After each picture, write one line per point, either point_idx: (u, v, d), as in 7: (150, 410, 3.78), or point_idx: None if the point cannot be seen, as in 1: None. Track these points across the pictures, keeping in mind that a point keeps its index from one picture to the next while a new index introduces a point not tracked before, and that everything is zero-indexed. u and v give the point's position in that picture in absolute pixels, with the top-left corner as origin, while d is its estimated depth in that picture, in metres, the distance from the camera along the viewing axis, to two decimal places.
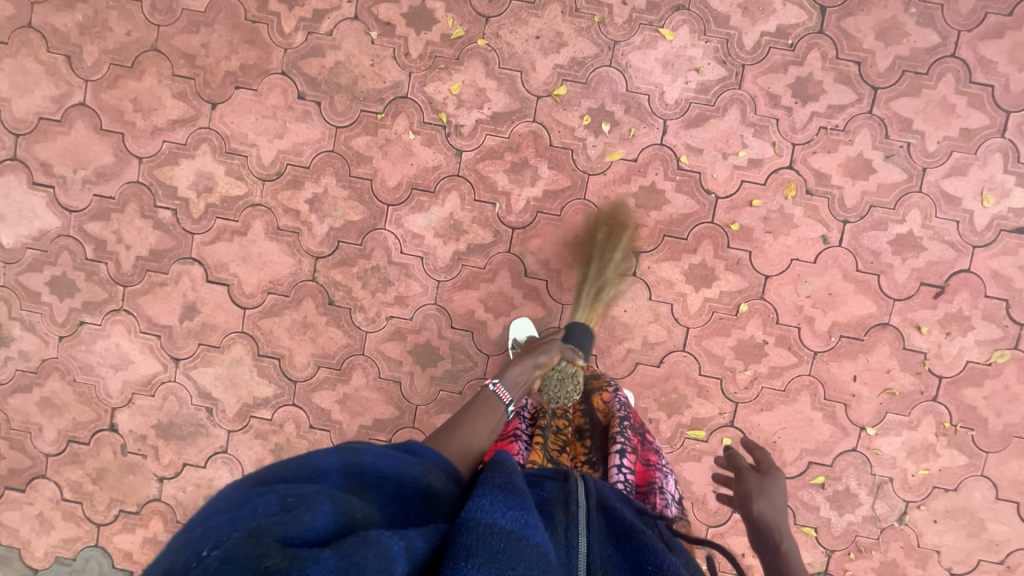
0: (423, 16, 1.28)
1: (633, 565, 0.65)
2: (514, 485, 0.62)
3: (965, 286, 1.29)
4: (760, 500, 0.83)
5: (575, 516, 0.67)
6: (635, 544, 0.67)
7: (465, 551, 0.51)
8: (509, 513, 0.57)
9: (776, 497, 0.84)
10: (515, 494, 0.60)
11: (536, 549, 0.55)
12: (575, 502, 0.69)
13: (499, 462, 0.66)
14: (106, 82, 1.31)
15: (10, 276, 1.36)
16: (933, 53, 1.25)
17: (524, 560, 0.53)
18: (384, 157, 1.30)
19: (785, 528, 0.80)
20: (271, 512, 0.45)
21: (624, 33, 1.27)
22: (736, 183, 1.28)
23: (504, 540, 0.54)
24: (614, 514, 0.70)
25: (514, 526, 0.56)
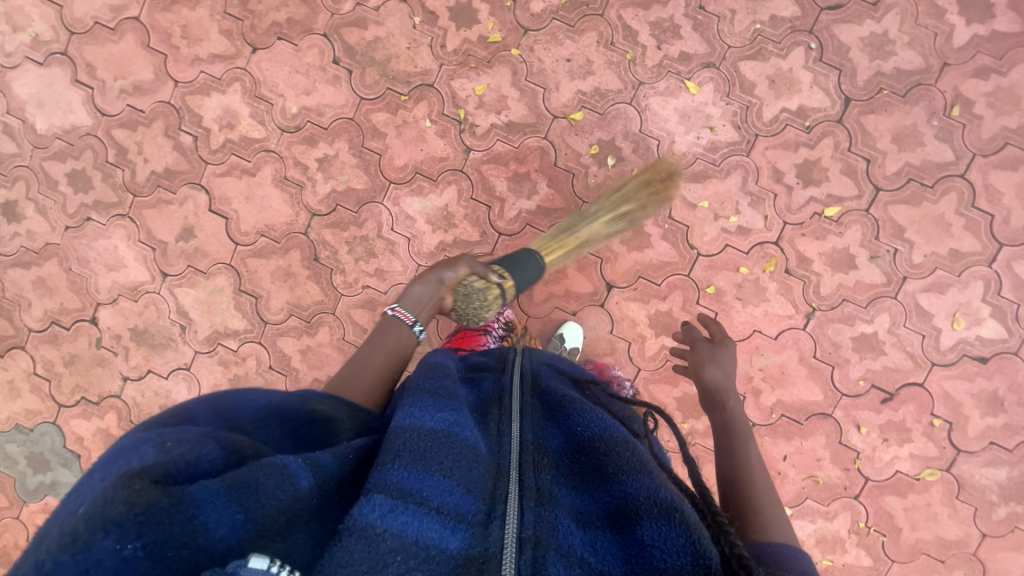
0: (466, 13, 1.33)
1: (566, 432, 0.70)
2: (445, 394, 0.71)
3: (913, 399, 1.31)
4: (712, 364, 1.01)
5: (511, 408, 0.75)
6: (568, 416, 0.72)
7: (393, 454, 0.58)
8: (438, 417, 0.65)
9: (725, 363, 1.01)
10: (444, 401, 0.69)
11: (463, 443, 0.63)
12: (508, 398, 0.77)
13: (430, 373, 0.76)
14: (162, 4, 1.38)
15: (36, 160, 1.46)
16: (942, 169, 1.27)
17: (452, 455, 0.60)
18: (397, 137, 1.36)
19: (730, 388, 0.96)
20: (147, 458, 0.49)
21: (650, 76, 1.31)
22: (720, 245, 1.32)
23: (433, 440, 0.61)
24: (550, 397, 0.77)
25: (442, 426, 0.64)
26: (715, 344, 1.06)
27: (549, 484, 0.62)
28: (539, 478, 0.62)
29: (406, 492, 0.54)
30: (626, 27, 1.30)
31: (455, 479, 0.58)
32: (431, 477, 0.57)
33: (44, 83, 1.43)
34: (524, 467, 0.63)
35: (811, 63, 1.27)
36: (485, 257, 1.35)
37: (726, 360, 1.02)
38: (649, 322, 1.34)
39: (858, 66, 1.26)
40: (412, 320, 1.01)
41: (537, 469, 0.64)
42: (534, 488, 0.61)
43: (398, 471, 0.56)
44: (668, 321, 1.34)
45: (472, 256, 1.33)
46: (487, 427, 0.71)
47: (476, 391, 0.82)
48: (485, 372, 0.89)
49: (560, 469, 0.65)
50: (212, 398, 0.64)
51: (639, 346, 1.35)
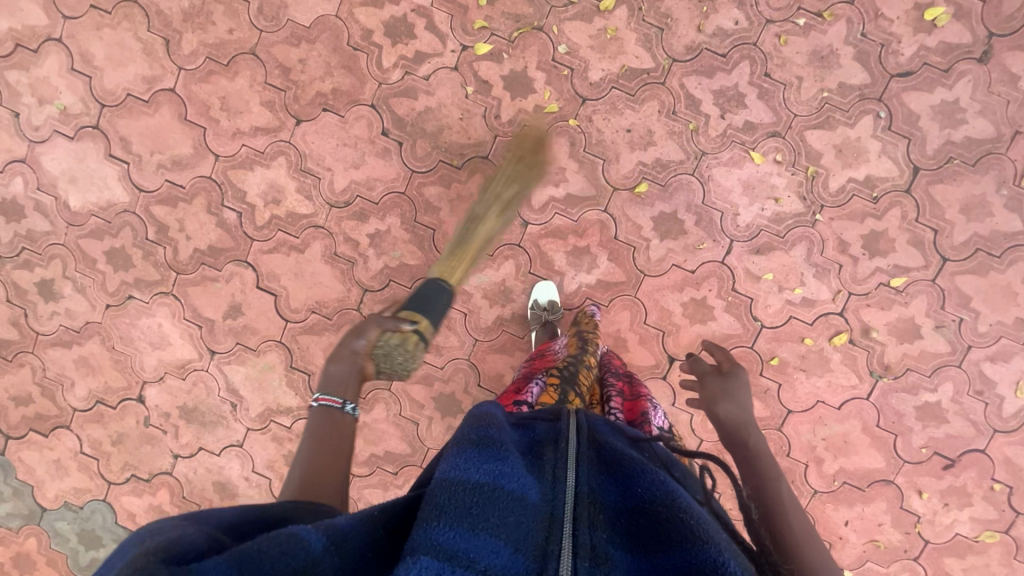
0: (521, 82, 1.28)
1: (624, 488, 0.59)
2: (490, 436, 0.60)
3: (975, 465, 1.32)
4: (726, 399, 0.93)
5: (564, 450, 0.64)
6: (629, 471, 0.60)
7: (437, 510, 0.50)
8: (482, 466, 0.55)
9: (739, 395, 0.94)
10: (490, 447, 0.58)
11: (511, 499, 0.53)
12: (564, 439, 0.65)
13: (479, 418, 0.64)
14: (199, 74, 1.32)
15: (71, 237, 1.40)
16: (1011, 239, 1.25)
17: (499, 512, 0.52)
18: (451, 211, 1.33)
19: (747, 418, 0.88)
20: (134, 548, 0.45)
21: (714, 146, 1.27)
22: (784, 317, 1.31)
23: (478, 495, 0.52)
24: (606, 443, 0.66)
25: (488, 479, 0.54)
26: (725, 377, 1.00)
27: (604, 544, 0.53)
28: (594, 536, 0.53)
29: (451, 553, 0.46)
30: (689, 96, 1.26)
31: (503, 539, 0.50)
32: (477, 538, 0.49)
33: (75, 158, 1.37)
34: (576, 522, 0.54)
35: (880, 131, 1.24)
36: (545, 308, 1.31)
37: (740, 395, 0.94)
38: None
39: (927, 134, 1.23)
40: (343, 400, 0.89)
41: (592, 525, 0.55)
42: (588, 546, 0.52)
43: (443, 532, 0.48)
44: None
45: (537, 301, 1.32)
46: (538, 470, 0.61)
47: (526, 430, 0.70)
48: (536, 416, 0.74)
49: (615, 531, 0.56)
50: (207, 505, 0.54)
51: (701, 418, 1.35)
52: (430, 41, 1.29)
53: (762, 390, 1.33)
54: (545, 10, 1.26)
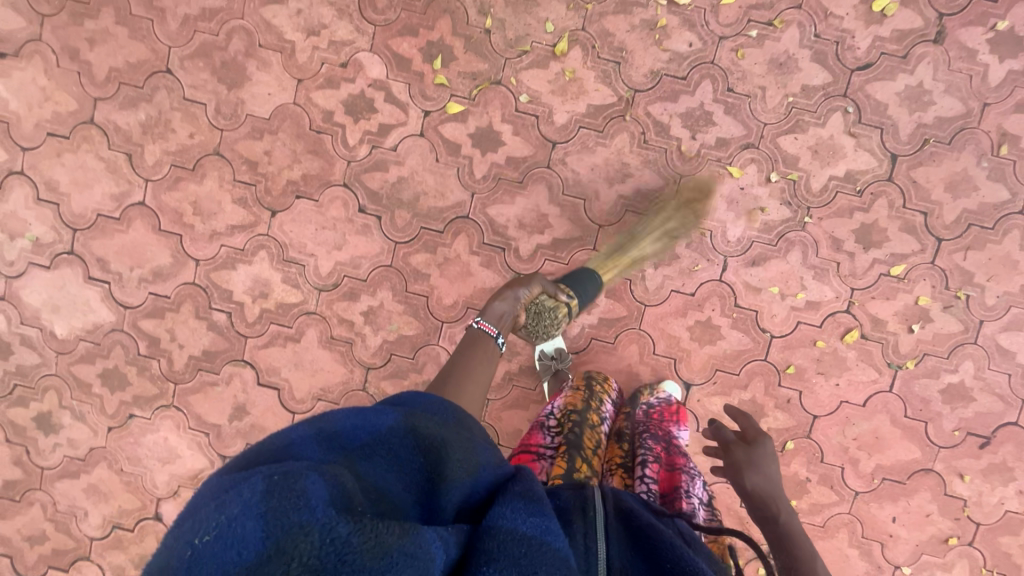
0: (489, 137, 1.27)
1: (654, 565, 0.60)
2: (530, 485, 0.56)
3: (1010, 438, 1.30)
4: (752, 471, 0.89)
5: (594, 520, 0.63)
6: (657, 546, 0.61)
7: (487, 556, 0.46)
8: (529, 519, 0.51)
9: (767, 470, 0.90)
10: (534, 499, 0.54)
11: (557, 555, 0.50)
12: (593, 509, 0.64)
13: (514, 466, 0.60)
14: (166, 183, 1.31)
15: (63, 366, 1.37)
16: (1000, 209, 1.25)
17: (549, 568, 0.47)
18: (441, 275, 1.31)
19: (779, 497, 0.86)
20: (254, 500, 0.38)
21: (690, 168, 1.27)
22: (792, 323, 1.29)
23: (527, 548, 0.48)
24: (633, 513, 0.65)
25: (535, 531, 0.50)
26: (751, 445, 0.94)
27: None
28: None
29: None
30: (656, 123, 1.26)
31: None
32: None
33: (55, 286, 1.35)
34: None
35: (851, 126, 1.24)
36: (553, 357, 1.28)
37: (769, 470, 0.90)
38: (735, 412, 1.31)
39: (898, 121, 1.23)
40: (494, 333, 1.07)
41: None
42: None
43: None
44: (754, 408, 1.31)
45: (543, 351, 1.28)
46: (569, 532, 0.59)
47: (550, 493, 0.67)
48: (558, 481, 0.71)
49: None
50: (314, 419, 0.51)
51: None
52: (392, 111, 1.28)
53: (783, 400, 1.31)
54: (500, 63, 1.25)
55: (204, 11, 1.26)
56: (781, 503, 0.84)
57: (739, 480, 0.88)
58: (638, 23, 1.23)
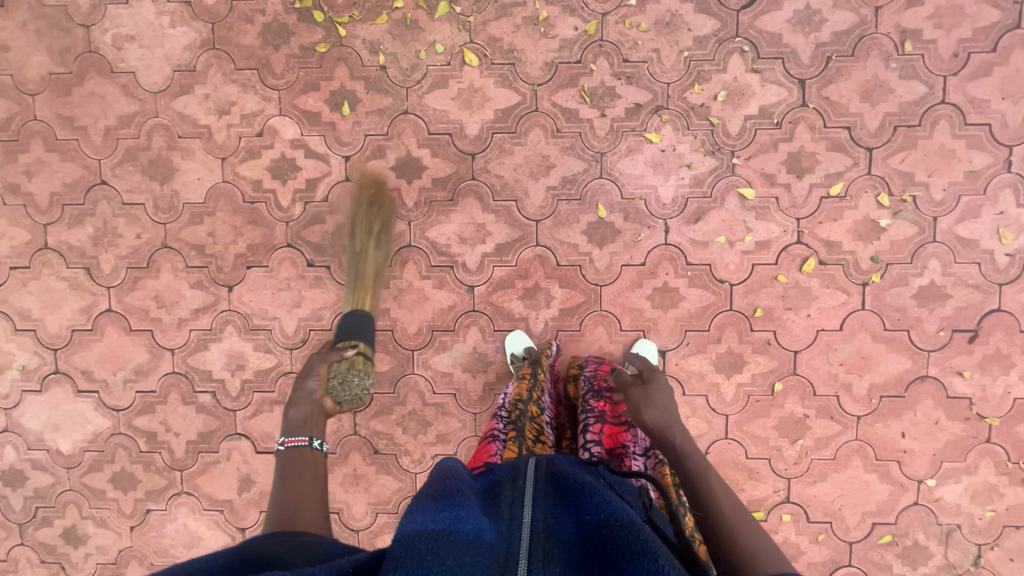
0: (411, 165, 1.31)
1: (577, 518, 0.63)
2: (447, 488, 0.64)
3: (999, 325, 1.27)
4: (648, 405, 0.95)
5: (522, 487, 0.67)
6: (578, 498, 0.65)
7: (393, 561, 0.53)
8: (438, 515, 0.59)
9: (661, 401, 0.97)
10: (448, 497, 0.63)
11: (467, 538, 0.58)
12: (522, 478, 0.69)
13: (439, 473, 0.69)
14: (126, 285, 1.37)
15: (75, 479, 1.43)
16: (922, 104, 1.24)
17: (453, 552, 0.55)
18: (400, 306, 1.34)
19: (674, 424, 0.92)
20: None
21: (609, 143, 1.28)
22: (748, 268, 1.29)
23: (432, 541, 0.56)
24: (562, 474, 0.69)
25: (443, 525, 0.58)
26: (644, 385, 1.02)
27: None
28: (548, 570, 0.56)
29: None
30: (564, 110, 1.28)
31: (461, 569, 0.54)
32: None
33: (51, 406, 1.41)
34: (530, 557, 0.57)
35: (752, 63, 1.25)
36: (525, 357, 1.29)
37: (663, 401, 0.97)
38: (715, 368, 1.31)
39: (796, 47, 1.24)
40: (309, 437, 0.92)
41: (545, 560, 0.58)
42: None
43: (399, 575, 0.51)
44: (734, 358, 1.31)
45: (514, 353, 1.30)
46: (495, 508, 0.65)
47: (486, 476, 0.74)
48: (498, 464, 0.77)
49: (571, 561, 0.59)
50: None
51: (716, 394, 1.32)
52: (315, 165, 1.32)
53: (761, 344, 1.30)
54: (403, 94, 1.29)
55: (121, 118, 1.33)
56: (673, 428, 0.91)
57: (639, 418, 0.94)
58: (521, 22, 1.27)
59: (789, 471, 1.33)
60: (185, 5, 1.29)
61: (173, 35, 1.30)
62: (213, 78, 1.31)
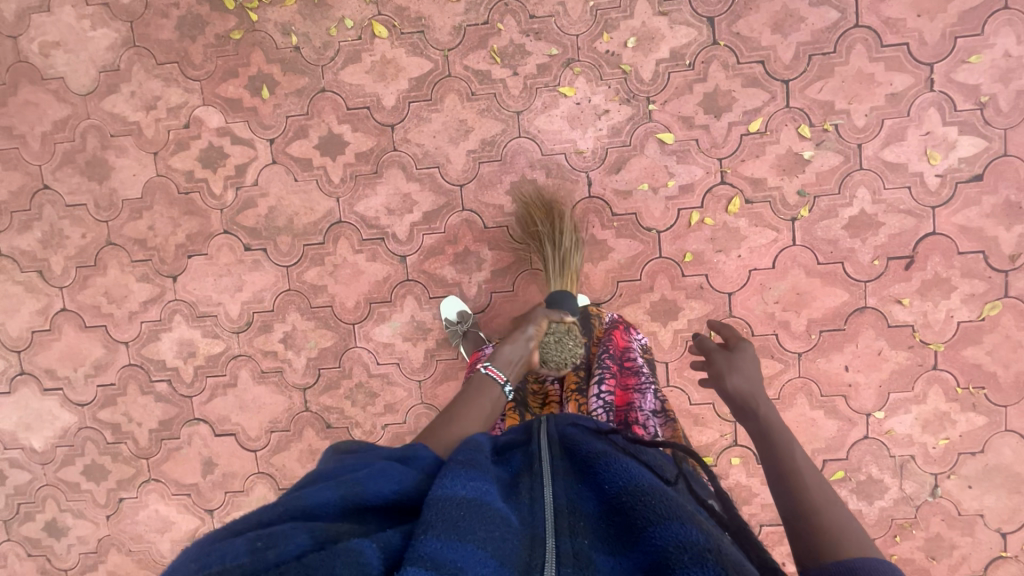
0: (333, 142, 1.33)
1: (598, 490, 0.63)
2: (474, 459, 0.64)
3: (935, 249, 1.25)
4: (733, 372, 0.85)
5: (539, 472, 0.67)
6: (597, 470, 0.65)
7: (426, 525, 0.51)
8: (469, 484, 0.58)
9: (749, 370, 0.85)
10: (475, 468, 0.62)
11: (497, 513, 0.56)
12: (540, 462, 0.69)
13: (466, 446, 0.68)
14: (77, 284, 1.42)
15: (51, 474, 1.50)
16: (835, 30, 1.21)
17: (484, 524, 0.53)
18: (337, 282, 1.36)
19: (761, 395, 0.81)
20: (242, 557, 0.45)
21: (524, 102, 1.29)
22: (674, 213, 1.28)
23: (464, 508, 0.54)
24: (576, 449, 0.70)
25: (475, 494, 0.57)
26: (732, 351, 0.89)
27: (586, 549, 0.55)
28: (576, 542, 0.56)
29: (439, 563, 0.47)
30: (477, 72, 1.29)
31: (489, 551, 0.51)
32: (465, 547, 0.50)
33: (21, 406, 1.48)
34: (557, 534, 0.57)
35: (659, 6, 1.24)
36: (460, 321, 1.32)
37: (749, 368, 0.85)
38: (651, 316, 1.31)
39: None
40: (504, 378, 0.90)
41: (573, 534, 0.57)
42: (570, 553, 0.54)
43: (432, 542, 0.49)
44: (669, 306, 1.31)
45: (449, 319, 1.33)
46: (515, 493, 0.63)
47: (506, 463, 0.72)
48: (512, 443, 0.76)
49: (597, 537, 0.58)
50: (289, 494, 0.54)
51: (654, 342, 1.32)
52: (242, 151, 1.35)
53: (694, 289, 1.30)
54: (318, 72, 1.31)
55: (56, 123, 1.37)
56: (758, 399, 0.80)
57: (721, 385, 0.84)
58: None
59: None
60: (102, 6, 1.33)
61: (95, 37, 1.34)
62: (137, 75, 1.34)
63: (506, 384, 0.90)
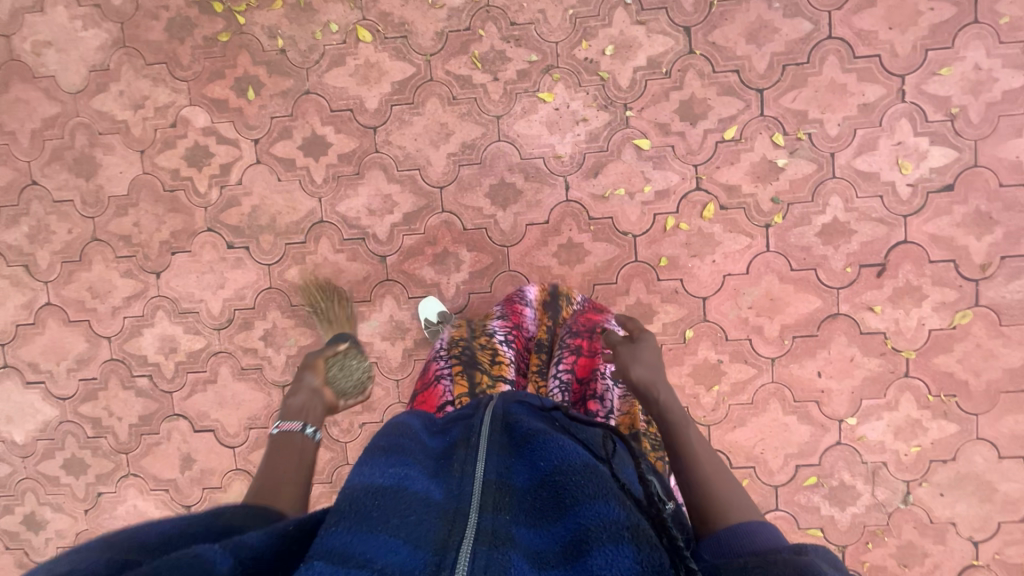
0: (316, 143, 1.35)
1: (530, 466, 0.65)
2: (399, 445, 0.65)
3: (907, 257, 1.26)
4: (635, 362, 0.87)
5: (475, 445, 0.68)
6: (532, 447, 0.66)
7: (337, 516, 0.53)
8: (388, 470, 0.60)
9: (649, 359, 0.88)
10: (399, 454, 0.63)
11: (415, 497, 0.58)
12: (476, 437, 0.70)
13: (394, 428, 0.70)
14: (62, 279, 1.44)
15: (31, 467, 1.51)
16: (809, 41, 1.24)
17: (399, 512, 0.55)
18: (317, 281, 1.38)
19: (661, 382, 0.83)
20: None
21: (504, 106, 1.31)
22: (649, 218, 1.30)
23: (379, 497, 0.56)
24: (515, 426, 0.71)
25: (392, 481, 0.59)
26: (633, 342, 0.93)
27: (507, 524, 0.57)
28: (497, 518, 0.57)
29: (347, 555, 0.50)
30: (458, 77, 1.31)
31: (402, 537, 0.53)
32: (375, 537, 0.52)
33: (3, 399, 1.49)
34: (480, 508, 0.57)
35: (637, 15, 1.27)
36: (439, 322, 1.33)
37: (651, 357, 0.88)
38: (626, 319, 1.33)
39: None
40: (302, 425, 0.89)
41: (496, 509, 0.58)
42: (490, 529, 0.55)
43: (339, 535, 0.51)
44: (643, 310, 1.32)
45: (429, 319, 1.34)
46: (447, 468, 0.65)
47: (444, 436, 0.73)
48: (457, 417, 0.78)
49: (523, 509, 0.60)
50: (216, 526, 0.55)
51: None
52: (227, 150, 1.37)
53: (669, 293, 1.31)
54: (303, 75, 1.34)
55: (45, 120, 1.40)
56: (659, 385, 0.82)
57: (625, 375, 0.86)
58: None
59: (708, 418, 1.33)
60: (94, 7, 1.36)
61: (86, 37, 1.37)
62: (126, 75, 1.37)
63: (307, 429, 0.88)
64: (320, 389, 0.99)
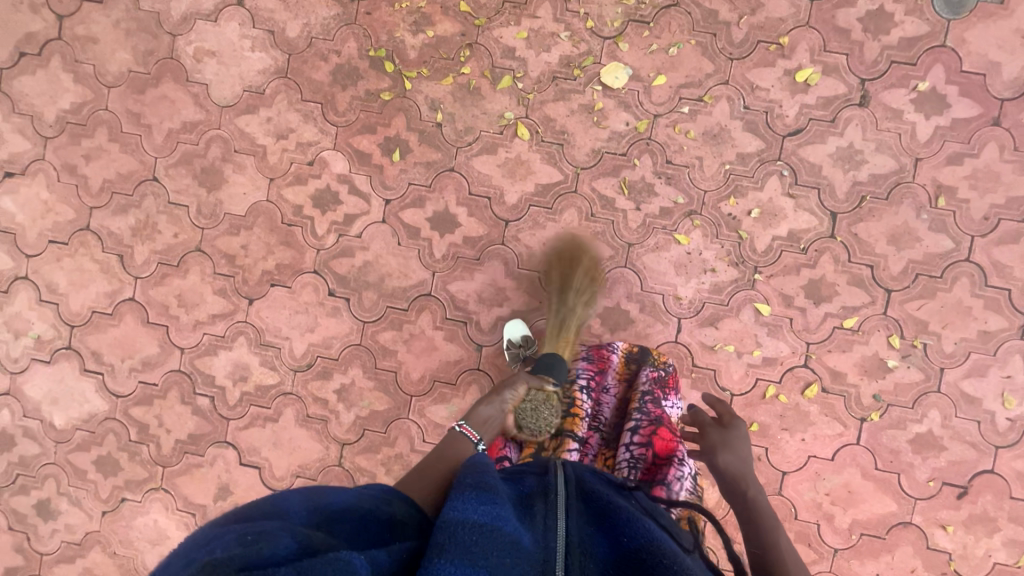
0: (446, 219, 1.36)
1: (612, 540, 0.65)
2: (486, 483, 0.65)
3: (989, 486, 1.27)
4: (726, 450, 0.97)
5: (555, 500, 0.68)
6: (614, 521, 0.67)
7: (439, 548, 0.53)
8: (481, 509, 0.60)
9: (740, 449, 0.98)
10: (488, 493, 0.63)
11: (508, 538, 0.58)
12: (555, 491, 0.70)
13: (473, 467, 0.70)
14: (153, 279, 1.41)
15: (61, 454, 1.45)
16: (945, 257, 1.27)
17: (497, 551, 0.55)
18: (408, 351, 1.37)
19: (750, 476, 0.93)
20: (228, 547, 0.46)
21: (639, 236, 1.32)
22: (751, 381, 1.31)
23: (477, 534, 0.56)
24: (595, 494, 0.71)
25: (486, 519, 0.59)
26: (726, 428, 1.03)
27: None
28: None
29: None
30: (602, 197, 1.33)
31: None
32: (477, 574, 0.52)
33: (55, 379, 1.44)
34: (568, 573, 0.58)
35: (789, 188, 1.29)
36: (521, 345, 1.31)
37: (741, 448, 0.98)
38: (702, 471, 1.34)
39: (833, 180, 1.28)
40: (478, 436, 0.91)
41: (582, 575, 0.59)
42: None
43: (447, 567, 0.50)
44: None
45: (510, 340, 1.32)
46: (530, 518, 0.65)
47: (516, 482, 0.74)
48: (525, 470, 0.79)
49: None
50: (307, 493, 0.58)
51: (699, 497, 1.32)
52: (356, 202, 1.37)
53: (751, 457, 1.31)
54: (452, 152, 1.35)
55: (185, 124, 1.39)
56: (748, 479, 0.92)
57: (714, 459, 0.96)
58: (577, 108, 1.32)
59: None
60: (267, 33, 1.37)
61: (251, 58, 1.38)
62: (278, 104, 1.37)
63: (478, 441, 0.90)
64: (508, 411, 0.99)
